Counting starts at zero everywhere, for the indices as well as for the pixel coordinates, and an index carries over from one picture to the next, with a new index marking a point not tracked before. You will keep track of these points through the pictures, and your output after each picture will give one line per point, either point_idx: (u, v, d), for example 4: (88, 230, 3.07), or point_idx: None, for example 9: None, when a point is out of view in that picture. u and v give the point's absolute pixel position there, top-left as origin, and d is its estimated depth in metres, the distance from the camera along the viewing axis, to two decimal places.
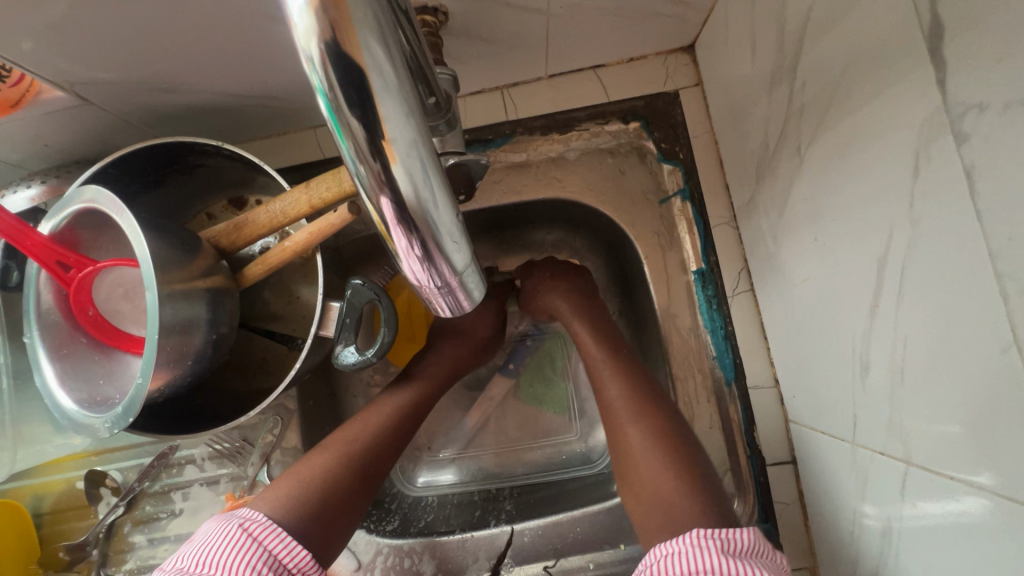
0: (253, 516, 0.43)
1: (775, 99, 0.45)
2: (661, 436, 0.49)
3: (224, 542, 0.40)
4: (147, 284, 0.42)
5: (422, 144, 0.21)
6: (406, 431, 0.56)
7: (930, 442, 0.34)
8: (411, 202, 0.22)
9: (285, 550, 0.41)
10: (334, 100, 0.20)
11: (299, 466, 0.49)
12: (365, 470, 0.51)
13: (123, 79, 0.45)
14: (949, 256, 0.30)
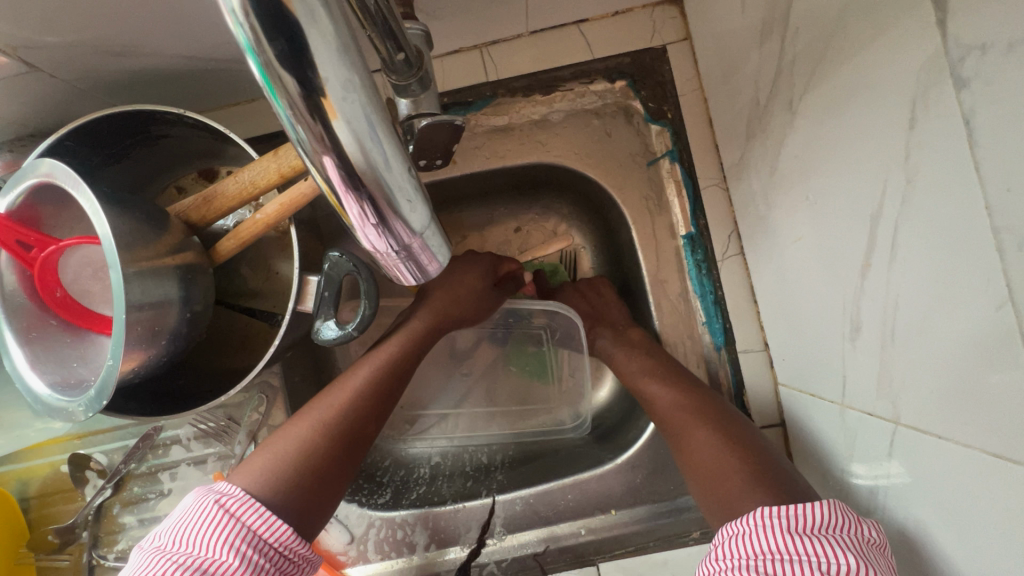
0: (230, 490, 0.43)
1: (766, 51, 0.42)
2: (728, 441, 0.48)
3: (201, 519, 0.40)
4: (111, 262, 0.40)
5: (368, 97, 0.20)
6: (391, 391, 0.53)
7: (920, 401, 0.34)
8: (360, 162, 0.20)
9: (265, 524, 0.41)
10: (262, 55, 0.18)
11: (276, 439, 0.48)
12: (344, 438, 0.49)
13: (69, 43, 0.42)
14: (944, 212, 0.28)
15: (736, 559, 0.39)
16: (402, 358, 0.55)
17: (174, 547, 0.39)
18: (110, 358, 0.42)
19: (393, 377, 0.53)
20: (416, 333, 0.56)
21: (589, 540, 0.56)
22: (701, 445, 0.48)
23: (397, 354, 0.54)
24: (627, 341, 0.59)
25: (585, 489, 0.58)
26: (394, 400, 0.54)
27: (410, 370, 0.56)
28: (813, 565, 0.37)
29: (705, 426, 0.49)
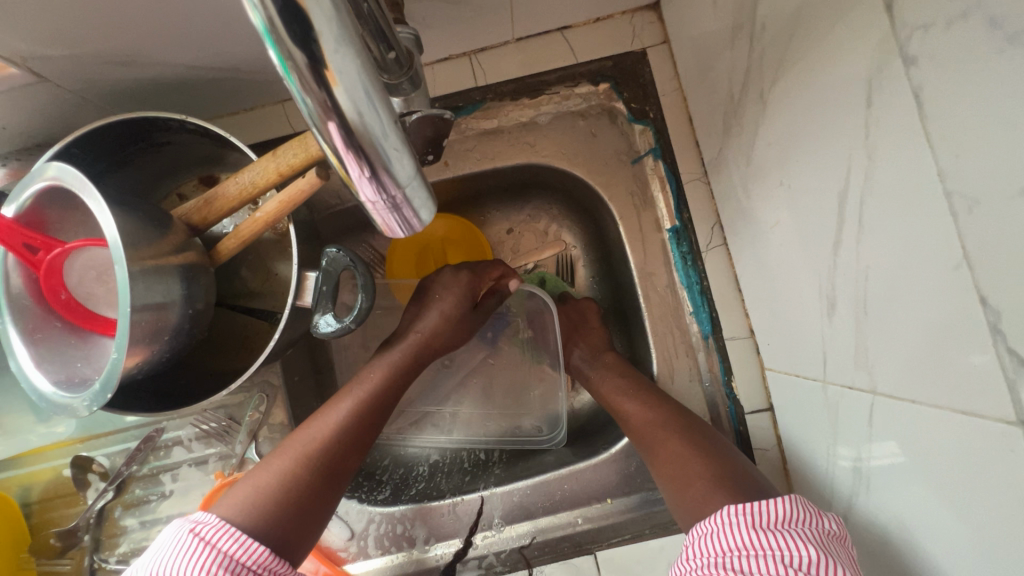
0: (205, 519, 0.44)
1: (738, 48, 0.45)
2: (692, 447, 0.50)
3: (178, 551, 0.41)
4: (116, 258, 0.42)
5: (364, 68, 0.21)
6: (374, 422, 0.55)
7: (892, 369, 0.36)
8: (359, 130, 0.23)
9: (242, 549, 0.42)
10: (275, 33, 0.20)
11: (260, 470, 0.49)
12: (325, 470, 0.50)
13: (77, 53, 0.44)
14: (902, 183, 0.30)
15: (709, 557, 0.41)
16: (382, 390, 0.56)
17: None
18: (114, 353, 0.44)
19: (374, 408, 0.55)
20: (394, 366, 0.57)
21: (585, 529, 0.57)
22: (674, 455, 0.50)
23: (379, 385, 0.55)
24: (604, 363, 0.61)
25: (581, 479, 0.59)
26: (376, 430, 0.55)
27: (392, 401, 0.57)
28: (776, 558, 0.39)
29: (679, 437, 0.51)
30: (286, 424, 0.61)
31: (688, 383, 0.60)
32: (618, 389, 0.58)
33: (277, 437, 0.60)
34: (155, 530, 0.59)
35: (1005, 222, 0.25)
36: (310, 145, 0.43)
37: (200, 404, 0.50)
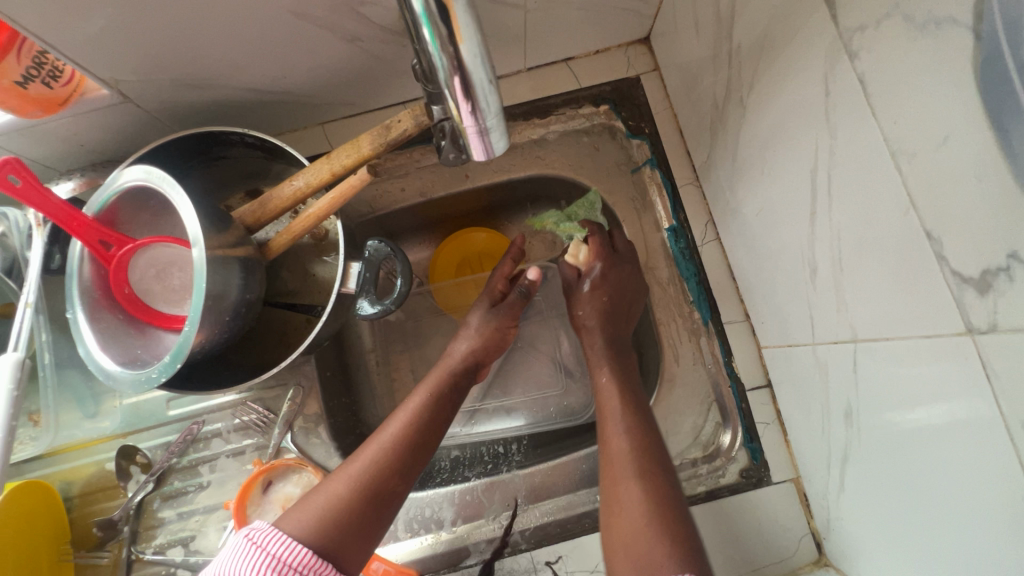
0: (259, 526, 0.47)
1: (719, 65, 0.54)
2: (662, 506, 0.49)
3: (234, 553, 0.45)
4: (194, 242, 0.48)
5: (482, 38, 0.29)
6: (427, 440, 0.58)
7: (867, 314, 0.42)
8: (472, 82, 0.31)
9: (288, 550, 0.45)
10: (428, 11, 0.27)
11: (315, 496, 0.52)
12: (373, 496, 0.52)
13: (160, 76, 0.52)
14: (859, 152, 0.38)
15: None
16: (423, 422, 0.58)
17: None
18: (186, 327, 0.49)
19: (419, 435, 0.57)
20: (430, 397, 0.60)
21: None
22: (626, 486, 0.51)
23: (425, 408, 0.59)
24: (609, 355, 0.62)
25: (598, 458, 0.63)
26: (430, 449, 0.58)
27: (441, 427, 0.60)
28: None
29: (639, 473, 0.51)
30: (319, 414, 0.65)
31: (693, 367, 0.65)
32: (614, 400, 0.58)
33: (311, 426, 0.64)
34: (192, 520, 0.62)
35: (934, 169, 0.32)
36: (363, 147, 0.50)
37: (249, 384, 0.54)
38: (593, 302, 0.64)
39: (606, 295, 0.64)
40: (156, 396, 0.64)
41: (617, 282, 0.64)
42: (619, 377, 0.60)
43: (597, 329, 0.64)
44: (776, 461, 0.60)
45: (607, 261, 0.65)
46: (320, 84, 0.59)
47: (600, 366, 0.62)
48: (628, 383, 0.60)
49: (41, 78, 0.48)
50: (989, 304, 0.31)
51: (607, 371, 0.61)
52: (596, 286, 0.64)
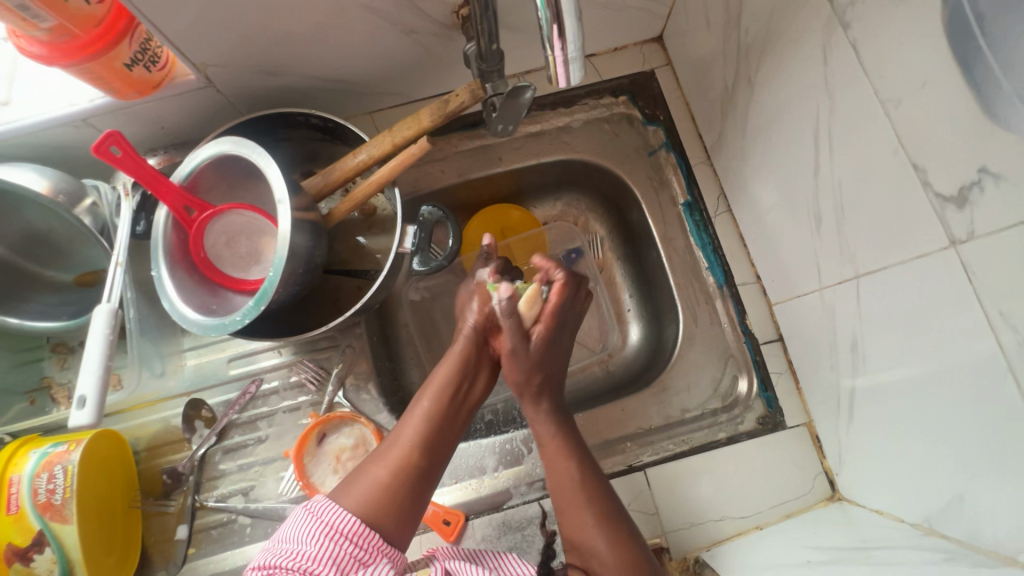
0: (315, 500, 0.54)
1: (729, 51, 0.62)
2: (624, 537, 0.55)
3: (298, 520, 0.52)
4: (279, 198, 0.55)
5: None
6: (450, 424, 0.62)
7: (868, 250, 0.49)
8: (565, 17, 0.32)
9: (340, 519, 0.52)
10: None
11: (360, 477, 0.57)
12: (410, 477, 0.58)
13: (242, 62, 0.59)
14: (855, 107, 0.45)
15: None
16: (446, 408, 0.63)
17: (277, 542, 0.51)
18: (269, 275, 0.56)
19: (443, 421, 0.62)
20: (448, 380, 0.64)
21: (635, 448, 0.67)
22: (594, 545, 0.54)
23: (443, 395, 0.63)
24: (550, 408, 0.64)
25: (627, 409, 0.69)
26: (456, 431, 0.63)
27: (466, 410, 0.65)
28: None
29: (603, 533, 0.55)
30: (369, 373, 0.70)
31: (710, 325, 0.71)
32: (564, 473, 0.59)
33: (362, 383, 0.70)
34: (251, 471, 0.67)
35: (918, 112, 0.39)
36: (422, 120, 0.58)
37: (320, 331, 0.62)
38: (540, 369, 0.64)
39: (550, 360, 0.65)
40: (218, 357, 0.70)
41: (560, 346, 0.65)
42: (566, 439, 0.61)
43: (542, 397, 0.64)
44: (789, 407, 0.66)
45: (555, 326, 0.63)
46: (375, 74, 0.67)
47: (547, 434, 0.62)
48: (569, 439, 0.61)
49: (143, 64, 0.55)
50: (967, 215, 0.38)
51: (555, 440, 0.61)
52: (542, 353, 0.64)
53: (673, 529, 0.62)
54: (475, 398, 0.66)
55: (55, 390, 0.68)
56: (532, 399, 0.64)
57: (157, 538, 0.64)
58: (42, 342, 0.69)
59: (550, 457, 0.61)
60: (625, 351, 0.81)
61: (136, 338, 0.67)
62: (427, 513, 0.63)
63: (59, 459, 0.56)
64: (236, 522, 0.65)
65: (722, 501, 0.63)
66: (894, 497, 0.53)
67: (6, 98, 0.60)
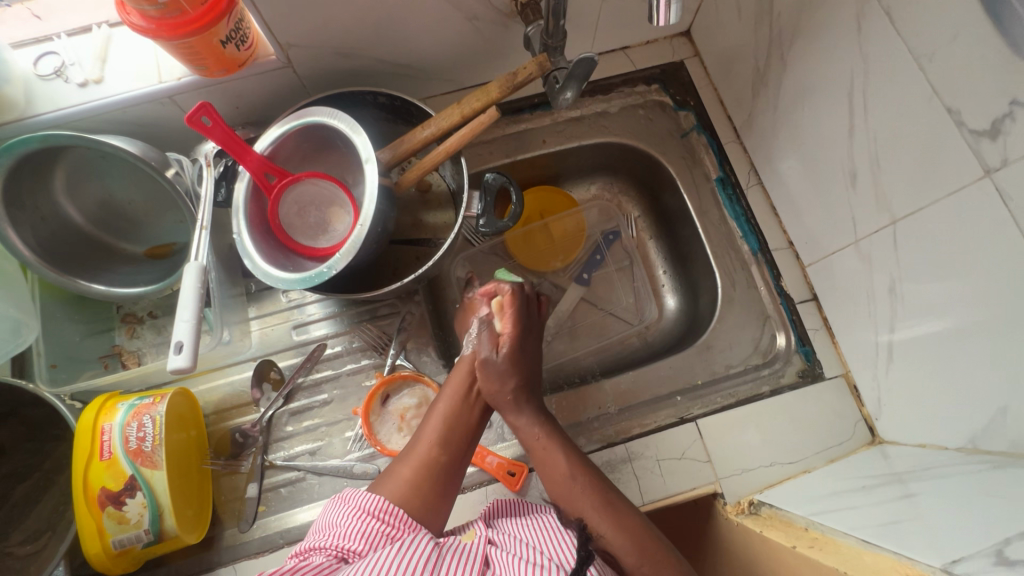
0: (346, 492, 0.55)
1: (760, 35, 0.68)
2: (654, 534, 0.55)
3: (339, 503, 0.54)
4: (367, 157, 0.60)
5: None
6: (467, 420, 0.63)
7: (904, 195, 0.54)
8: None
9: (368, 501, 0.53)
10: None
11: (385, 478, 0.57)
12: (430, 471, 0.57)
13: (323, 44, 0.65)
14: (893, 67, 0.51)
15: None
16: (459, 405, 0.63)
17: (323, 525, 0.54)
18: (356, 229, 0.60)
19: (460, 419, 0.62)
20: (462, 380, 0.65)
21: (685, 402, 0.71)
22: (599, 528, 0.54)
23: (458, 392, 0.64)
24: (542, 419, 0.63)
25: (673, 366, 0.74)
26: (475, 426, 0.63)
27: (481, 404, 0.65)
28: None
29: (608, 516, 0.54)
30: (428, 337, 0.74)
31: (748, 289, 0.76)
32: (557, 462, 0.59)
33: (422, 347, 0.73)
34: (318, 431, 0.69)
35: (952, 63, 0.46)
36: (490, 93, 0.64)
37: (395, 288, 0.67)
38: (516, 375, 0.65)
39: (522, 367, 0.66)
40: (282, 325, 0.73)
41: (531, 353, 0.68)
42: (553, 436, 0.61)
43: (524, 401, 0.64)
44: (827, 360, 0.70)
45: (520, 333, 0.67)
46: (436, 59, 0.73)
47: (533, 432, 0.62)
48: (556, 437, 0.61)
49: (235, 42, 0.59)
50: (1000, 144, 0.44)
51: (546, 439, 0.61)
52: (513, 361, 0.65)
53: (725, 476, 0.66)
54: (492, 388, 0.66)
55: (126, 357, 0.71)
56: (513, 406, 0.63)
57: (226, 498, 0.66)
58: (112, 311, 0.72)
59: (542, 458, 0.60)
60: (662, 322, 0.86)
61: (217, 302, 0.67)
62: (493, 464, 0.66)
63: (146, 410, 0.58)
64: (304, 480, 0.67)
65: (771, 448, 0.67)
66: (934, 428, 0.57)
67: (98, 77, 0.64)
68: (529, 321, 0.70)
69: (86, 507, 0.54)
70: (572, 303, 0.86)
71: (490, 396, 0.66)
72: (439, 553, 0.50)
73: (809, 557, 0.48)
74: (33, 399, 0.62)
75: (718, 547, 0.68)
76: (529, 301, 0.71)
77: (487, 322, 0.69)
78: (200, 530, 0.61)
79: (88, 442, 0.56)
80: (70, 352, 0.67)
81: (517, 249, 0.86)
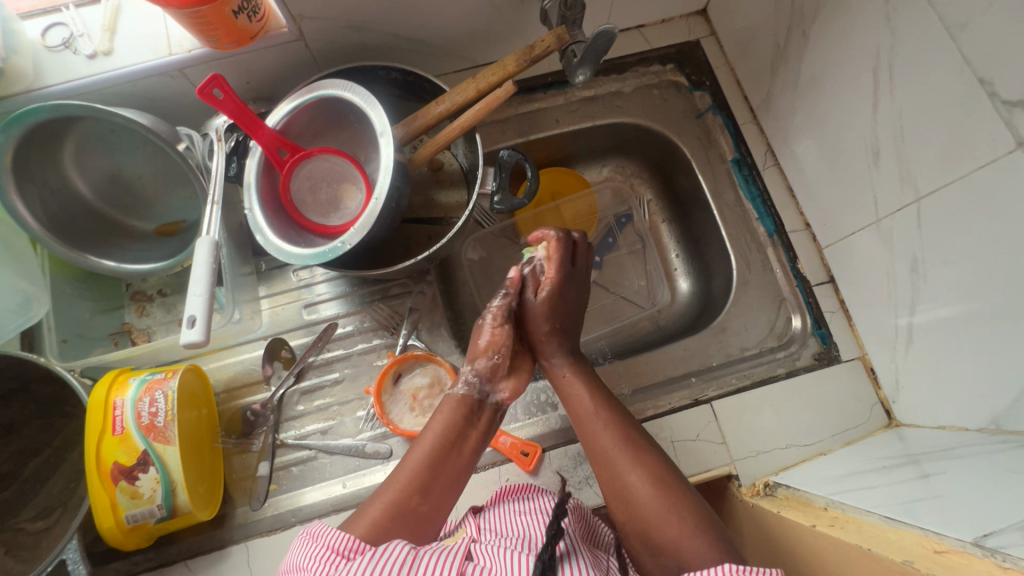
0: (315, 527, 0.48)
1: (780, 11, 0.67)
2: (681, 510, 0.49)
3: (305, 542, 0.47)
4: (383, 131, 0.59)
5: None
6: (453, 461, 0.55)
7: (930, 170, 0.53)
8: None
9: (333, 537, 0.46)
10: None
11: (357, 519, 0.50)
12: (407, 513, 0.50)
13: (336, 17, 0.63)
14: (923, 38, 0.50)
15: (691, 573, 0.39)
16: (448, 447, 0.56)
17: (286, 572, 0.47)
18: (370, 203, 0.59)
19: (446, 462, 0.55)
20: (454, 420, 0.57)
21: (699, 383, 0.71)
22: (619, 463, 0.54)
23: (443, 429, 0.57)
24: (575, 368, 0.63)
25: (687, 348, 0.73)
26: (463, 467, 0.56)
27: (471, 454, 0.57)
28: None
29: (631, 451, 0.54)
30: (440, 317, 0.74)
31: (763, 271, 0.75)
32: (581, 397, 0.60)
33: (433, 327, 0.73)
34: (330, 410, 0.69)
35: (986, 30, 0.45)
36: (506, 67, 0.63)
37: (407, 265, 0.66)
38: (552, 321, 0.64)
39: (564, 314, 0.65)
40: (292, 305, 0.73)
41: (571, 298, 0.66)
42: (580, 374, 0.62)
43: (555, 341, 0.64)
44: (843, 343, 0.70)
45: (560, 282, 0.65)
46: (449, 34, 0.71)
47: (561, 372, 0.63)
48: (587, 376, 0.62)
49: (247, 13, 0.58)
50: None
51: (571, 376, 0.62)
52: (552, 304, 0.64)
53: (741, 458, 0.65)
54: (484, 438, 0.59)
55: (135, 334, 0.70)
56: (545, 349, 0.64)
57: (237, 476, 0.66)
58: (121, 289, 0.71)
59: (569, 393, 0.61)
60: (674, 306, 0.85)
61: (229, 279, 0.66)
62: (506, 445, 0.66)
63: (157, 385, 0.58)
64: (315, 460, 0.66)
65: (786, 430, 0.66)
66: (954, 409, 0.57)
67: (107, 48, 0.62)
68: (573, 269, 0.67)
69: (99, 481, 0.54)
70: None
71: (485, 434, 0.59)
72: (415, 555, 0.43)
73: (830, 535, 0.47)
74: (45, 374, 0.61)
75: (732, 530, 0.68)
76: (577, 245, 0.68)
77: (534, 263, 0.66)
78: (212, 507, 0.61)
79: (100, 418, 0.55)
80: (80, 329, 0.67)
81: (529, 230, 0.86)
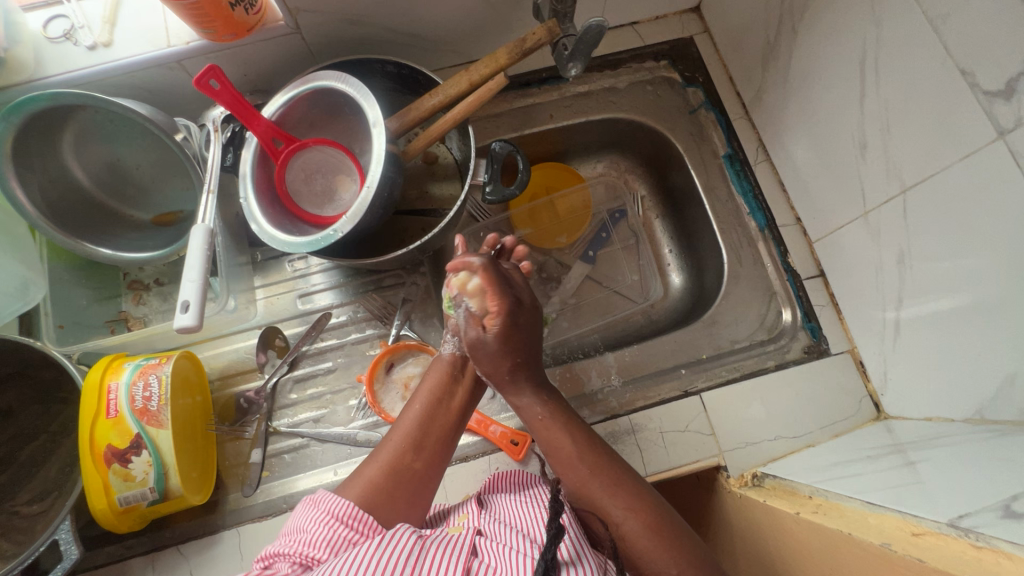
0: (320, 494, 0.51)
1: (771, 5, 0.68)
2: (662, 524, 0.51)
3: (307, 507, 0.50)
4: (376, 121, 0.60)
5: None
6: (441, 419, 0.59)
7: (915, 162, 0.54)
8: None
9: (340, 508, 0.48)
10: None
11: (352, 481, 0.53)
12: (401, 476, 0.54)
13: (330, 10, 0.64)
14: (908, 31, 0.51)
15: None
16: (433, 407, 0.59)
17: (289, 531, 0.49)
18: (363, 192, 0.60)
19: (433, 421, 0.58)
20: (438, 379, 0.61)
21: (689, 375, 0.71)
22: (608, 508, 0.52)
23: (428, 390, 0.60)
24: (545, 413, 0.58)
25: (678, 341, 0.74)
26: (452, 424, 0.59)
27: (458, 411, 0.60)
28: None
29: (617, 497, 0.52)
30: (432, 309, 0.74)
31: (754, 265, 0.76)
32: (562, 446, 0.56)
33: (426, 318, 0.73)
34: (322, 399, 0.70)
35: (967, 22, 0.46)
36: (498, 60, 0.64)
37: (400, 255, 0.67)
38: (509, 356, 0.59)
39: (517, 347, 0.58)
40: (287, 295, 0.74)
41: (525, 329, 0.59)
42: (556, 415, 0.58)
43: (518, 381, 0.59)
44: (832, 336, 0.70)
45: (507, 315, 0.57)
46: (444, 29, 0.72)
47: (533, 411, 0.59)
48: (562, 419, 0.58)
49: (244, 5, 0.59)
50: (1015, 104, 0.43)
51: (547, 418, 0.58)
52: (506, 342, 0.58)
53: (729, 449, 0.66)
54: (472, 391, 0.63)
55: (132, 322, 0.71)
56: (512, 386, 0.60)
57: (230, 462, 0.67)
58: (119, 278, 0.72)
59: (546, 437, 0.57)
60: (667, 300, 0.86)
61: (224, 268, 0.67)
62: (496, 434, 0.66)
63: (152, 370, 0.59)
64: (307, 447, 0.67)
65: (774, 421, 0.67)
66: (940, 400, 0.57)
67: (107, 40, 0.64)
68: (512, 291, 0.59)
69: (92, 463, 0.54)
70: (577, 279, 0.86)
71: (471, 392, 0.62)
72: (421, 546, 0.44)
73: (813, 522, 0.48)
74: (42, 359, 0.62)
75: (720, 521, 0.68)
76: (503, 272, 0.59)
77: (466, 307, 0.58)
78: (205, 492, 0.62)
79: (95, 401, 0.56)
80: (77, 316, 0.68)
81: (523, 224, 0.86)
